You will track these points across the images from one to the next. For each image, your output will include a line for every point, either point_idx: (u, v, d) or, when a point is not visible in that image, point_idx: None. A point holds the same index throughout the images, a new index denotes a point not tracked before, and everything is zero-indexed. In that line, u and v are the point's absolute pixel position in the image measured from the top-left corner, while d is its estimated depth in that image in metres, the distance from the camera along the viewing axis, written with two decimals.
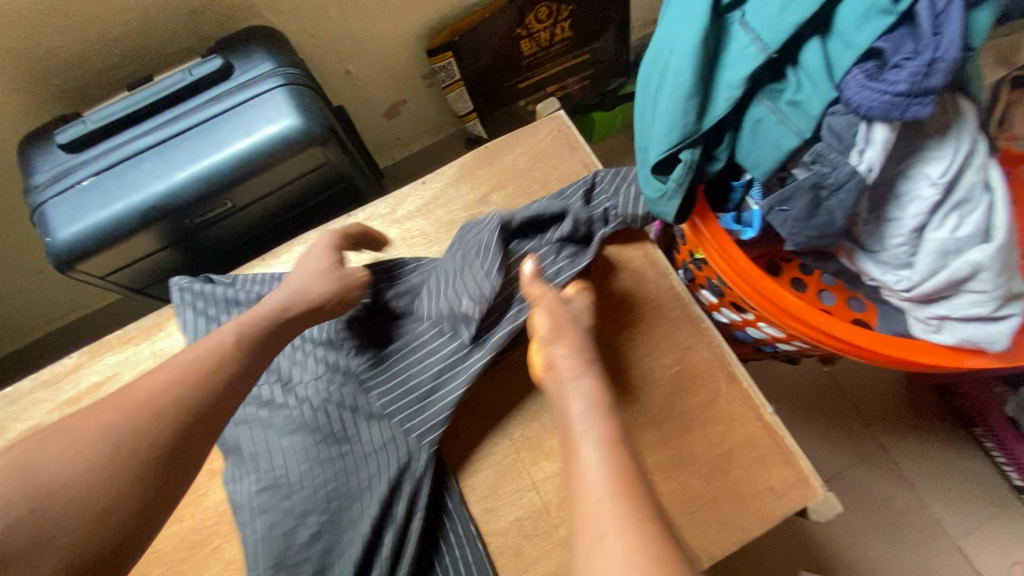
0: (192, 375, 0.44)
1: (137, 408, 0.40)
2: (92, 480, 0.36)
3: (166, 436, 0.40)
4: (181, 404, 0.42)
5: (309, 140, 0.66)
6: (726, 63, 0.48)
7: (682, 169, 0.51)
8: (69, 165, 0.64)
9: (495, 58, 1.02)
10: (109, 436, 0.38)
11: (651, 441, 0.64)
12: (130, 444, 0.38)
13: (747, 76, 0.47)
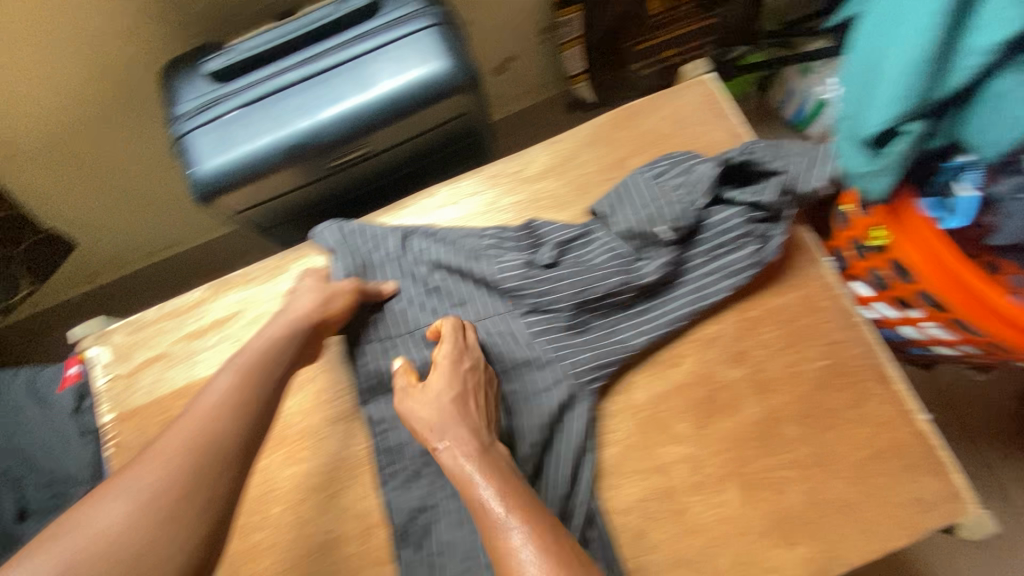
0: (217, 429, 0.47)
1: (183, 467, 0.44)
2: (156, 511, 0.42)
3: (211, 458, 0.45)
4: (208, 436, 0.47)
5: (454, 86, 0.63)
6: (978, 22, 0.42)
7: (902, 145, 0.47)
8: (215, 95, 0.63)
9: (619, 16, 0.97)
10: (145, 477, 0.43)
11: (790, 437, 0.60)
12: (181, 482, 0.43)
13: (1006, 40, 0.41)
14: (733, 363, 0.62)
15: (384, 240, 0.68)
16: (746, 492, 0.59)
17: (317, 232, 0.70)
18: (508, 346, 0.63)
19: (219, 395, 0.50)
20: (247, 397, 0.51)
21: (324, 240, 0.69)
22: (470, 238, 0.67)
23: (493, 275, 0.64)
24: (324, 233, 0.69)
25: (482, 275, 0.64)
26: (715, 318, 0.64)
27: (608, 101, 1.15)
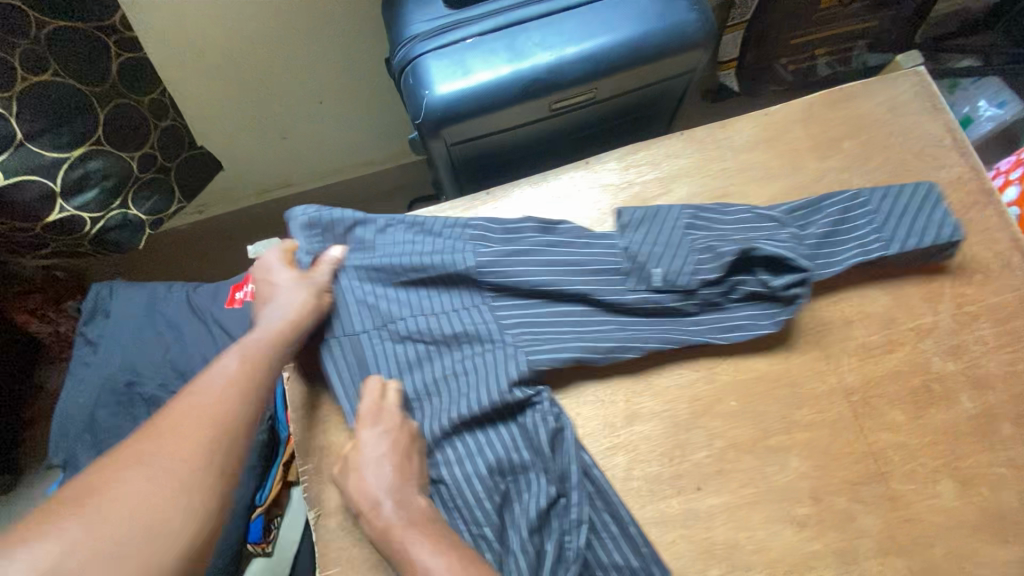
0: (217, 410, 0.43)
1: (189, 447, 0.41)
2: (179, 502, 0.38)
3: (217, 450, 0.41)
4: (236, 412, 0.44)
5: (698, 40, 0.61)
6: None
7: None
8: (453, 20, 0.61)
9: (792, 3, 0.95)
10: (151, 463, 0.39)
11: (1006, 435, 0.59)
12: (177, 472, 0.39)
13: None
14: (949, 357, 0.61)
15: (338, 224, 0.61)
16: (961, 485, 0.58)
17: (290, 218, 0.61)
18: (446, 343, 0.58)
19: (227, 377, 0.46)
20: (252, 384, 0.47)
21: (299, 227, 0.60)
22: (457, 228, 0.63)
23: (471, 267, 0.60)
24: (302, 216, 0.61)
25: (459, 267, 0.60)
26: (931, 309, 0.63)
27: (744, 92, 1.14)
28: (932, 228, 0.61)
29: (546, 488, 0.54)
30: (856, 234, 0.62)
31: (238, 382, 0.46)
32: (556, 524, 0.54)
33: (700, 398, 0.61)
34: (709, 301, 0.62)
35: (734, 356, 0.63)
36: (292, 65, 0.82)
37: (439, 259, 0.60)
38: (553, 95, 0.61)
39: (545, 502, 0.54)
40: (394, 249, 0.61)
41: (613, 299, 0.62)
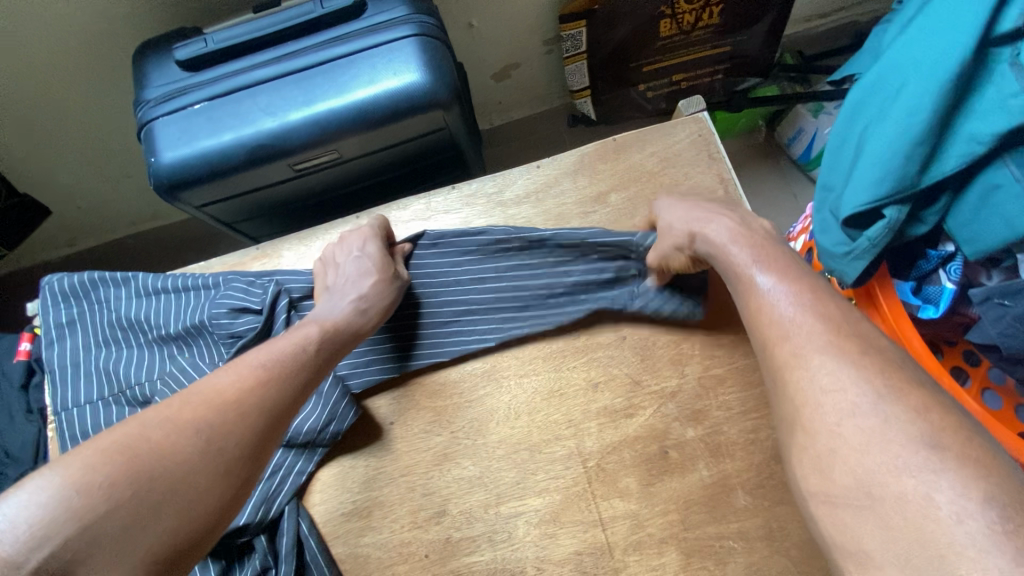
0: (287, 373, 0.51)
1: (261, 399, 0.48)
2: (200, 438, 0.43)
3: (231, 435, 0.45)
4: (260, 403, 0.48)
5: (431, 101, 0.60)
6: (975, 111, 0.43)
7: (885, 229, 0.45)
8: (182, 85, 0.60)
9: (630, 34, 0.93)
10: (198, 424, 0.44)
11: (740, 505, 0.57)
12: (217, 433, 0.44)
13: (1000, 135, 0.42)
14: (690, 422, 0.60)
15: (99, 293, 0.69)
16: (686, 559, 0.56)
17: (45, 284, 0.69)
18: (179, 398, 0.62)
19: (256, 367, 0.50)
20: (301, 365, 0.52)
21: (53, 294, 0.68)
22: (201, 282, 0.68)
23: (204, 319, 0.64)
24: (53, 285, 0.69)
25: (192, 321, 0.65)
26: (678, 372, 0.61)
27: (610, 120, 1.12)
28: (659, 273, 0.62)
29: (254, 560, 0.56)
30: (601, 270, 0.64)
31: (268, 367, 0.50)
32: None
33: (438, 463, 0.61)
34: (451, 329, 0.65)
35: (478, 419, 0.62)
36: (101, 109, 0.84)
37: (179, 324, 0.65)
38: (286, 157, 0.61)
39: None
40: (144, 314, 0.67)
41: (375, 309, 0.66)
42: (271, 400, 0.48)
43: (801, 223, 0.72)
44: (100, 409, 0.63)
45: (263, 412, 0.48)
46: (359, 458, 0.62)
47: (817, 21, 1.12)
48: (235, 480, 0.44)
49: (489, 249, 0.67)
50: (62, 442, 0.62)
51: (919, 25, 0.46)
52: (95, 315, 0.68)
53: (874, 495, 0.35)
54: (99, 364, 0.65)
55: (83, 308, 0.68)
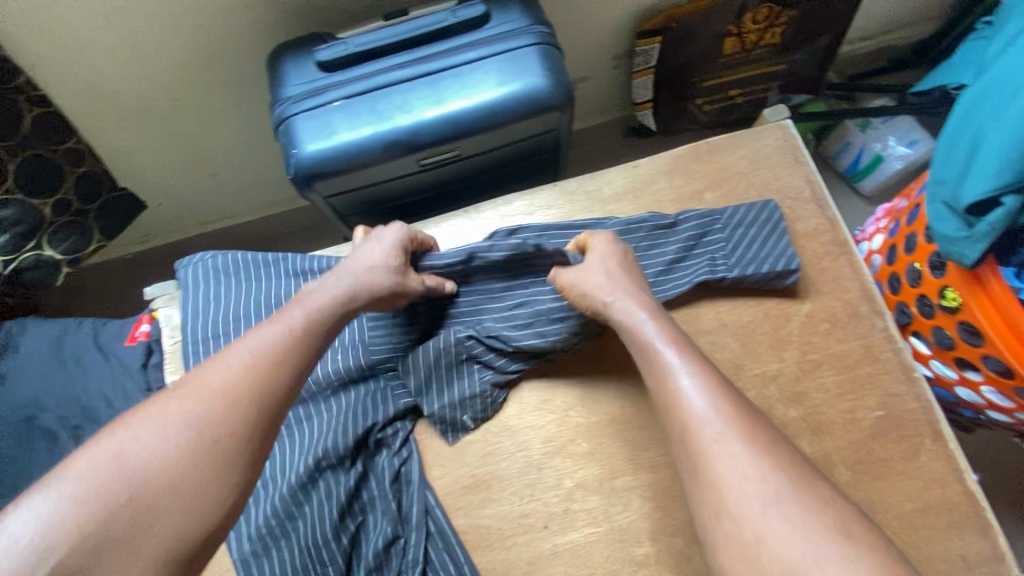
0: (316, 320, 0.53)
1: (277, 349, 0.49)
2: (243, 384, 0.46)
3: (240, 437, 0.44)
4: (249, 391, 0.46)
5: (551, 103, 0.66)
6: None
7: (1003, 214, 0.48)
8: (321, 83, 0.65)
9: (697, 51, 0.99)
10: (189, 417, 0.43)
11: (842, 480, 0.61)
12: (215, 425, 0.43)
13: None
14: (792, 403, 0.64)
15: (227, 275, 0.73)
16: None
17: (177, 266, 0.74)
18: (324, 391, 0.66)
19: (246, 357, 0.48)
20: (293, 352, 0.50)
21: (187, 275, 0.73)
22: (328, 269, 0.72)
23: None
24: (185, 266, 0.73)
25: None
26: (777, 356, 0.66)
27: (665, 132, 1.18)
28: (766, 260, 0.67)
29: (386, 527, 0.60)
30: (705, 254, 0.68)
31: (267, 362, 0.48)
32: (396, 562, 0.60)
33: (553, 439, 0.65)
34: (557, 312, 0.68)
35: (589, 399, 0.66)
36: (205, 111, 0.89)
37: None
38: (415, 152, 0.65)
39: (382, 541, 0.59)
40: (275, 295, 0.72)
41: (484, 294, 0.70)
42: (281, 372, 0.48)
43: (876, 223, 0.77)
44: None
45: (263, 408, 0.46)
46: (477, 434, 0.65)
47: (860, 44, 1.19)
48: (246, 463, 0.44)
49: (589, 238, 0.71)
50: None
51: None
52: (225, 295, 0.72)
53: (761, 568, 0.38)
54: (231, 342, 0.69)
55: (210, 290, 0.72)
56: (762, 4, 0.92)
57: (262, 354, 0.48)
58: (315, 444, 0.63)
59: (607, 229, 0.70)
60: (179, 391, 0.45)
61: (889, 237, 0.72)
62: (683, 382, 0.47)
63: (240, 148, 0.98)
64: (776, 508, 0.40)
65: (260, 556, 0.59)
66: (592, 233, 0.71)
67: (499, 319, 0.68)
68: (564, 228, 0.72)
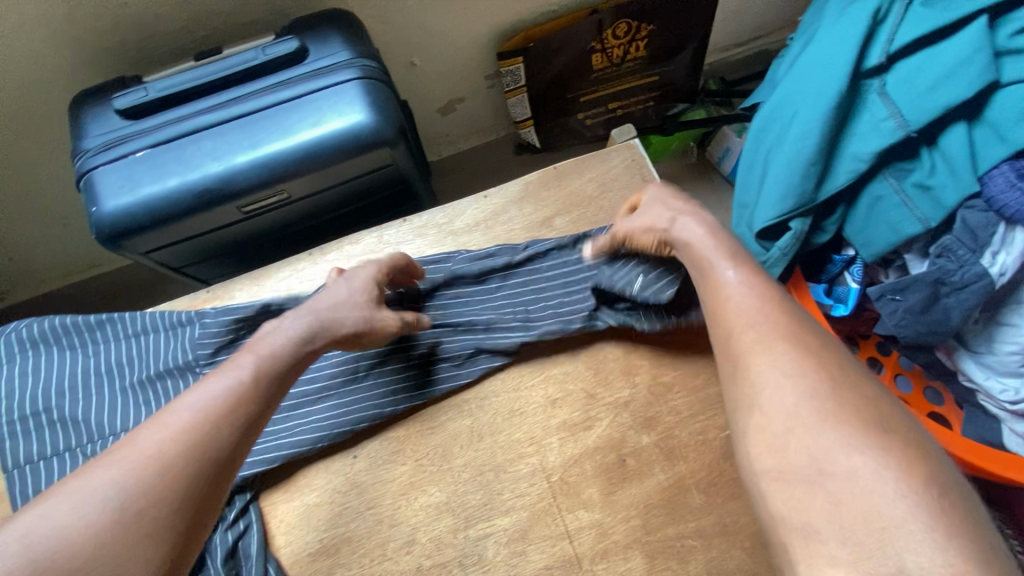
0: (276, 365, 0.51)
1: (229, 400, 0.46)
2: (176, 447, 0.43)
3: (174, 499, 0.41)
4: (188, 447, 0.43)
5: (378, 140, 0.63)
6: (855, 134, 0.55)
7: (790, 236, 0.57)
8: (122, 133, 0.60)
9: (565, 69, 0.99)
10: (114, 481, 0.40)
11: (696, 504, 0.60)
12: (143, 494, 0.40)
13: (875, 152, 0.53)
14: (644, 429, 0.63)
15: (59, 339, 0.67)
16: (650, 561, 0.58)
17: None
18: None
19: (186, 416, 0.44)
20: (238, 406, 0.47)
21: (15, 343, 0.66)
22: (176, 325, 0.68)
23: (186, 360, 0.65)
24: (9, 332, 0.68)
25: (174, 361, 0.65)
26: (628, 382, 0.65)
27: (553, 148, 1.18)
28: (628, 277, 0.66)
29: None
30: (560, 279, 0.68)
31: (209, 415, 0.45)
32: None
33: (404, 492, 0.61)
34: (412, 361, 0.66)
35: (441, 445, 0.63)
36: (35, 160, 0.82)
37: (159, 365, 0.65)
38: (233, 200, 0.61)
39: None
40: (117, 357, 0.66)
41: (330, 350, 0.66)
42: (232, 414, 0.46)
43: None
44: (68, 460, 0.60)
45: (198, 465, 0.43)
46: (323, 495, 0.61)
47: (736, 51, 1.22)
48: (171, 532, 0.40)
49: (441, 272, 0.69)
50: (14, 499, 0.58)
51: (805, 60, 0.56)
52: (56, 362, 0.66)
53: (829, 474, 0.34)
54: (58, 417, 0.63)
55: (39, 355, 0.66)
56: (620, 19, 0.92)
57: (206, 409, 0.45)
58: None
59: (458, 262, 0.69)
60: (111, 454, 0.42)
61: None
62: (730, 276, 0.47)
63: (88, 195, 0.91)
64: (815, 410, 0.37)
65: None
66: (442, 267, 0.69)
67: (347, 379, 0.65)
68: (417, 265, 0.69)
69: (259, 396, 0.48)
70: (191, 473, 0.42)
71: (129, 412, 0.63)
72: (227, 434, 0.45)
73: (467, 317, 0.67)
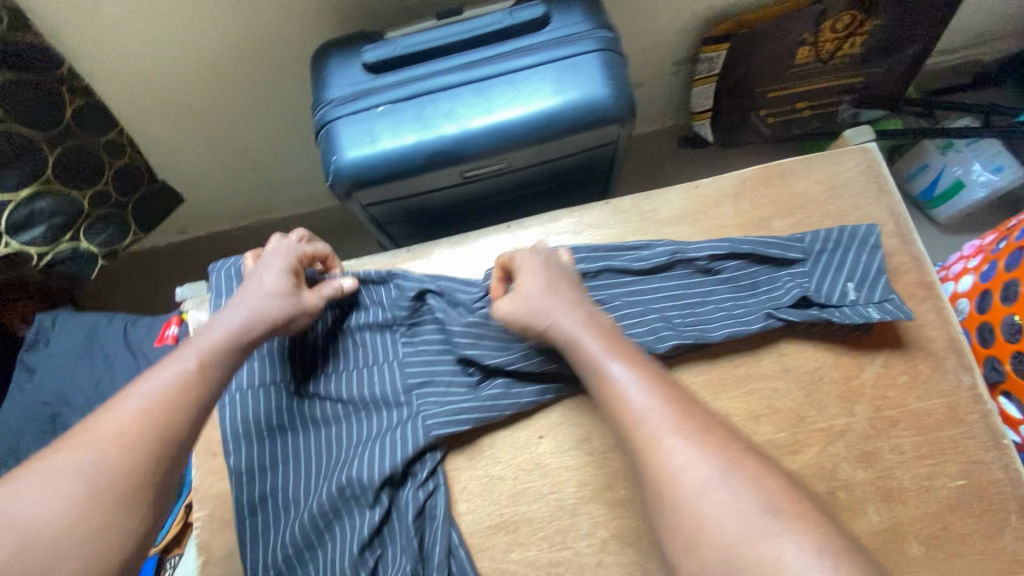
0: (225, 357, 0.50)
1: (179, 387, 0.46)
2: (126, 438, 0.42)
3: (131, 477, 0.41)
4: (146, 431, 0.43)
5: (611, 116, 0.61)
6: None
7: None
8: (366, 86, 0.62)
9: (767, 61, 0.91)
10: (74, 472, 0.40)
11: (914, 556, 0.54)
12: (101, 475, 0.41)
13: None
14: (859, 464, 0.57)
15: None
16: None
17: (213, 268, 0.70)
18: (370, 409, 0.63)
19: (140, 400, 0.45)
20: (181, 398, 0.46)
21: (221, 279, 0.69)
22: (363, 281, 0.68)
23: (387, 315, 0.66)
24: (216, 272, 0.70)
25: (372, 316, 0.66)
26: (846, 410, 0.59)
27: (722, 144, 1.11)
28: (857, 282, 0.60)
29: (406, 563, 0.56)
30: (784, 276, 0.62)
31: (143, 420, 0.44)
32: None
33: (590, 482, 0.60)
34: None
35: None
36: (247, 108, 0.86)
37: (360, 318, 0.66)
38: (459, 164, 0.61)
39: None
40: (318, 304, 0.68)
41: None
42: (176, 407, 0.45)
43: (964, 260, 0.71)
44: (268, 397, 0.63)
45: (159, 448, 0.43)
46: (507, 469, 0.61)
47: (946, 57, 1.10)
48: (139, 515, 0.41)
49: (646, 257, 0.64)
50: (224, 425, 0.62)
51: None
52: None
53: None
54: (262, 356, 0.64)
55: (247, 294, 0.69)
56: (845, 11, 0.84)
57: (158, 396, 0.45)
58: (345, 467, 0.60)
59: (662, 250, 0.64)
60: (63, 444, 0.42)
61: (982, 282, 0.65)
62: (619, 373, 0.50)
63: (279, 144, 0.95)
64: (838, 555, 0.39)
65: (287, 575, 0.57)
66: (652, 250, 0.64)
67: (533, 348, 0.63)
68: (613, 253, 0.65)
69: (207, 379, 0.48)
70: (145, 459, 0.42)
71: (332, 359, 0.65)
72: (183, 416, 0.45)
73: (668, 302, 0.62)
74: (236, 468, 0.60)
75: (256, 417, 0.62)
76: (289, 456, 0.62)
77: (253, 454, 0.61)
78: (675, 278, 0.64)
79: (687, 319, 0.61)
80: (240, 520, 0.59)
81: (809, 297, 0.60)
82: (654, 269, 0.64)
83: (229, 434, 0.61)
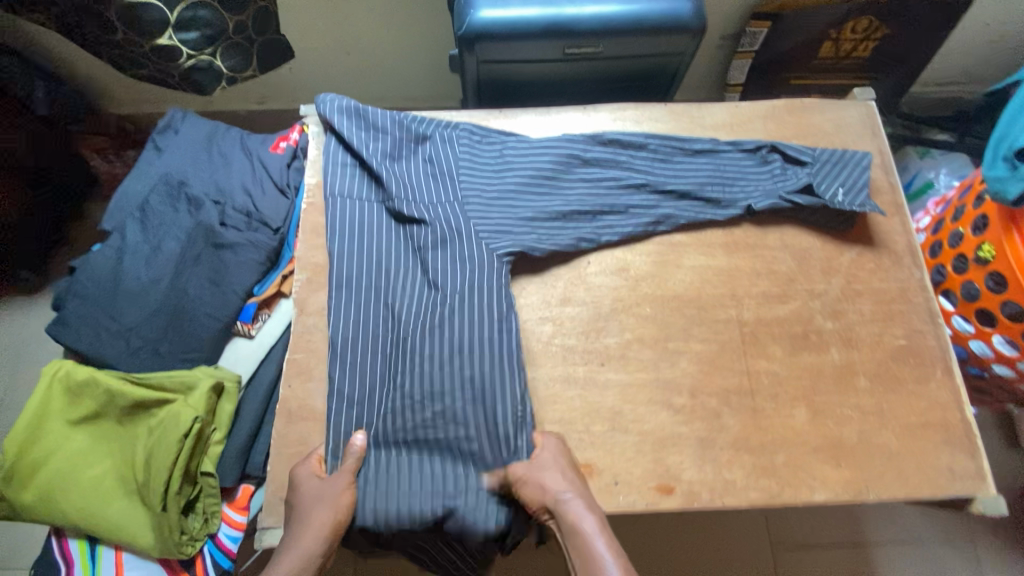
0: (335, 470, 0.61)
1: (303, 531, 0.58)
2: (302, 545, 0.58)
3: None
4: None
5: (688, 26, 0.78)
6: None
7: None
8: None
9: (796, 47, 1.11)
10: None
11: (860, 386, 0.71)
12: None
13: None
14: (830, 317, 0.74)
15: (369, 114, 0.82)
16: (814, 414, 0.70)
17: (321, 97, 0.84)
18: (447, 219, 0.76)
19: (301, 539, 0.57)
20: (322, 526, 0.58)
21: (330, 106, 0.82)
22: (446, 129, 0.84)
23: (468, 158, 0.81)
24: (329, 101, 0.83)
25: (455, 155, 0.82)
26: (825, 279, 0.76)
27: None
28: (850, 185, 0.78)
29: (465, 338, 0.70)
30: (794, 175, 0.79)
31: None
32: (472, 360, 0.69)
33: (622, 299, 0.75)
34: (643, 201, 0.79)
35: (658, 277, 0.76)
36: None
37: (446, 154, 0.81)
38: (565, 39, 0.78)
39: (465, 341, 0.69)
40: (408, 139, 0.82)
41: (576, 175, 0.81)
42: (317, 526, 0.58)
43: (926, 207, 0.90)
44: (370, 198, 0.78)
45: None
46: (558, 280, 0.76)
47: (933, 90, 1.33)
48: None
49: (686, 150, 0.82)
50: (333, 214, 0.77)
51: None
52: (361, 128, 0.82)
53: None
54: (365, 175, 0.80)
55: (358, 122, 0.82)
56: (864, 15, 1.06)
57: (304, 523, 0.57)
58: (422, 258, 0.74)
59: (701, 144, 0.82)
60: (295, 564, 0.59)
61: (937, 212, 0.83)
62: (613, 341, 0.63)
63: (383, 33, 1.11)
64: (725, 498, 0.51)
65: (342, 354, 0.70)
66: (695, 144, 0.82)
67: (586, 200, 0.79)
68: (666, 139, 0.82)
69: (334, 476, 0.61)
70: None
71: (425, 192, 0.78)
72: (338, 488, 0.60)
73: (699, 176, 0.80)
74: (338, 247, 0.75)
75: (363, 215, 0.77)
76: (379, 245, 0.75)
77: (352, 238, 0.76)
78: (710, 164, 0.81)
79: (718, 193, 0.79)
80: (340, 284, 0.74)
81: (812, 187, 0.77)
82: (693, 157, 0.81)
83: (332, 221, 0.77)
